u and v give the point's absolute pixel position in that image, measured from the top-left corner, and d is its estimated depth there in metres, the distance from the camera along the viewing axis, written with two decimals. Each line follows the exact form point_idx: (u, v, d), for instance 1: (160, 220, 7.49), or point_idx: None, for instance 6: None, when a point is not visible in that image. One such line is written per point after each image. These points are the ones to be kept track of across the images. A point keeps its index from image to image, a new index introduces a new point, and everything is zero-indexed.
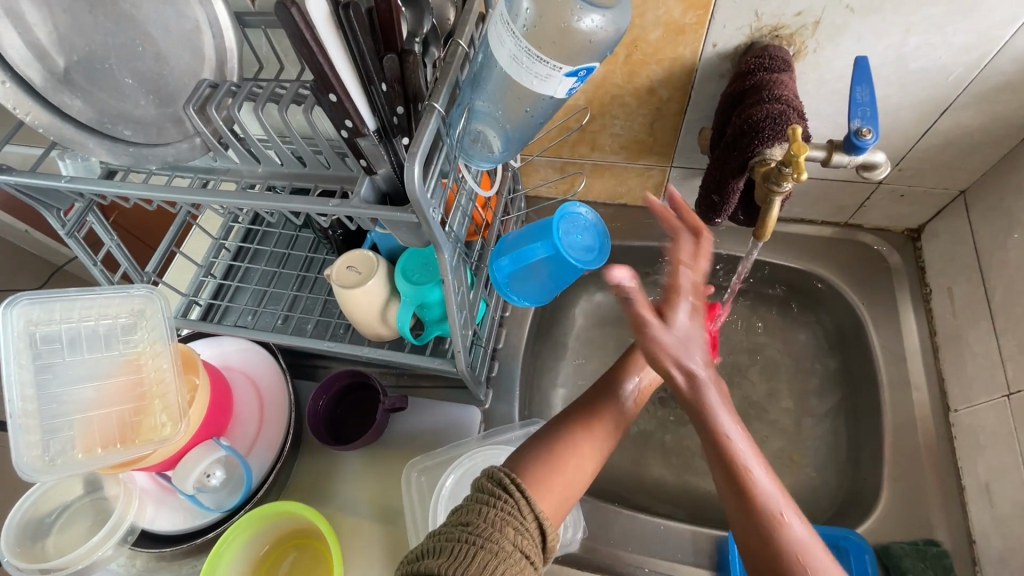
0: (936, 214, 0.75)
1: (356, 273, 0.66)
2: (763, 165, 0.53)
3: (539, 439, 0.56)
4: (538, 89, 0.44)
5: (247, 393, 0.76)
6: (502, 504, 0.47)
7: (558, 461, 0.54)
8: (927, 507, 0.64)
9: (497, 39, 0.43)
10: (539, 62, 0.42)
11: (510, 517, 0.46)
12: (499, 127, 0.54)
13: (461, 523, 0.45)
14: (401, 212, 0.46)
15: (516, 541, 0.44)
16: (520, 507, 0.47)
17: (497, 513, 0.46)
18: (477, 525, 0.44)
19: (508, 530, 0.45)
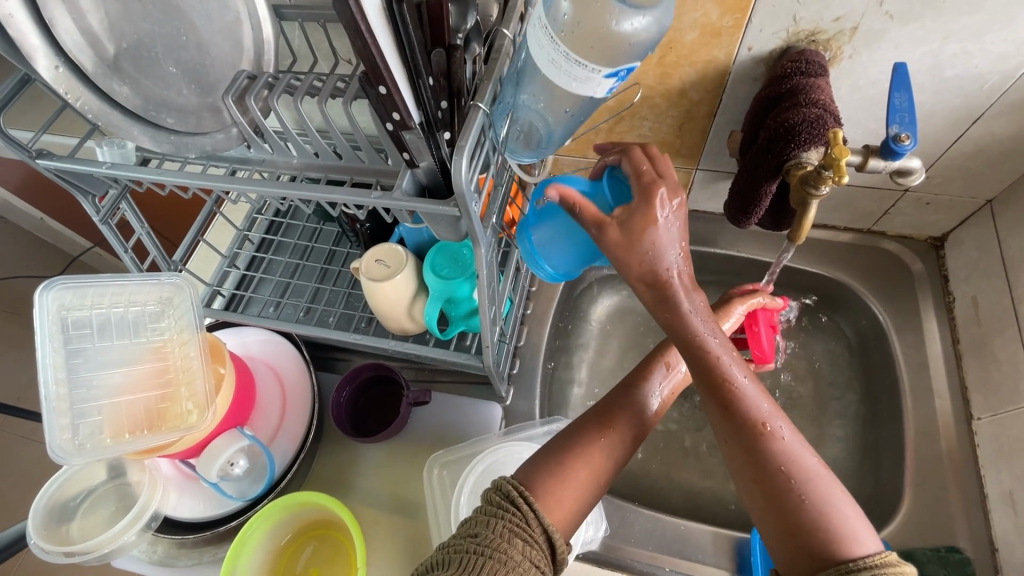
0: (961, 223, 0.75)
1: (385, 267, 0.67)
2: (798, 168, 0.54)
3: (566, 434, 0.57)
4: (576, 90, 0.45)
5: (271, 384, 0.77)
6: (511, 517, 0.47)
7: (586, 458, 0.54)
8: (948, 514, 0.64)
9: (535, 41, 0.44)
10: (578, 66, 0.42)
11: (519, 530, 0.46)
12: (541, 124, 0.55)
13: (470, 535, 0.46)
14: (442, 205, 0.47)
15: (525, 553, 0.45)
16: (528, 519, 0.47)
17: (506, 525, 0.46)
18: (485, 536, 0.45)
19: (517, 541, 0.45)
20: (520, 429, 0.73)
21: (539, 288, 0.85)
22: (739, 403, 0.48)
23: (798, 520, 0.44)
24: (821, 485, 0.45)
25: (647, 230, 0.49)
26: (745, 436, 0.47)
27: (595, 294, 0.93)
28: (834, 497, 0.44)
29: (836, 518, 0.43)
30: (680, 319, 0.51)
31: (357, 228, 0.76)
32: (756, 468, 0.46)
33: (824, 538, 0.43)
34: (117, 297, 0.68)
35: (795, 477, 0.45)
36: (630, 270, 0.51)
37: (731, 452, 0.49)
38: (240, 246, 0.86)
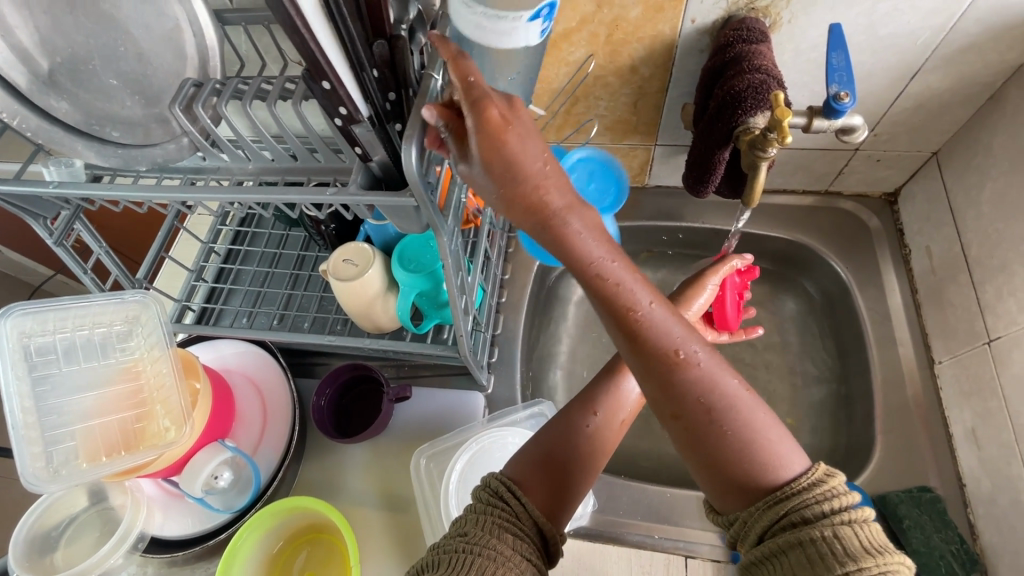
0: (911, 176, 0.78)
1: (353, 265, 0.67)
2: (746, 133, 0.56)
3: (550, 427, 0.56)
4: (508, 44, 0.46)
5: (249, 397, 0.76)
6: (500, 512, 0.46)
7: (570, 448, 0.54)
8: (919, 455, 0.67)
9: (456, 12, 0.45)
10: (499, 21, 0.44)
11: (509, 524, 0.45)
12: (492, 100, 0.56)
13: (459, 534, 0.45)
14: (398, 197, 0.47)
15: (515, 545, 0.44)
16: (518, 513, 0.47)
17: (494, 521, 0.45)
18: (474, 536, 0.44)
19: (505, 535, 0.44)
20: (501, 416, 0.74)
21: (511, 276, 0.86)
22: (652, 335, 0.43)
23: (722, 454, 0.42)
24: (741, 412, 0.42)
25: (507, 153, 0.41)
26: (657, 370, 0.43)
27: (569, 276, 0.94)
28: (759, 423, 0.42)
29: (761, 446, 0.41)
30: (568, 241, 0.43)
31: (321, 230, 0.75)
32: (673, 405, 0.43)
33: (751, 468, 0.41)
34: (80, 320, 0.66)
35: (713, 409, 0.42)
36: (502, 191, 0.42)
37: (648, 394, 0.44)
38: (207, 259, 0.85)
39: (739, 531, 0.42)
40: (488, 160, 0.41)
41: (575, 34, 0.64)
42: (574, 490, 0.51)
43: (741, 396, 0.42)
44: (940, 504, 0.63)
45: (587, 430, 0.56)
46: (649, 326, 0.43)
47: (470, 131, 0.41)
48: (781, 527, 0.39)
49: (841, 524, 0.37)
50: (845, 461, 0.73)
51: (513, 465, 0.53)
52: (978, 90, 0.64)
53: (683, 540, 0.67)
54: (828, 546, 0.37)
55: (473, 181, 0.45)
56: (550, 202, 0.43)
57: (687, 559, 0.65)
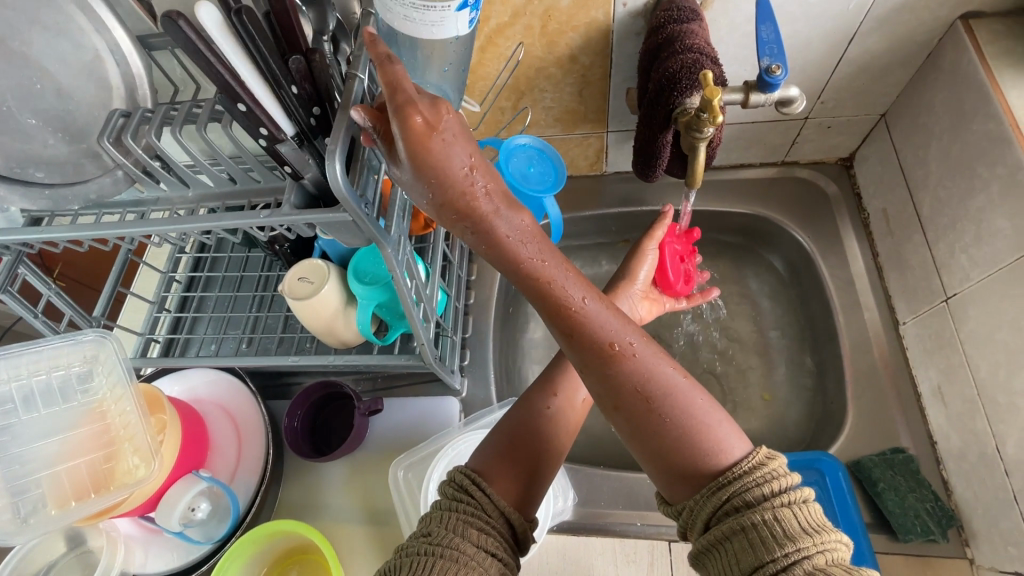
0: (863, 140, 0.78)
1: (309, 283, 0.66)
2: (684, 115, 0.55)
3: (507, 418, 0.57)
4: (440, 35, 0.44)
5: (223, 424, 0.75)
6: (466, 507, 0.46)
7: (533, 431, 0.55)
8: (889, 416, 0.67)
9: (383, 4, 0.43)
10: (428, 11, 0.41)
11: (474, 519, 0.45)
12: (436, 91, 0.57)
13: (424, 534, 0.45)
14: (333, 213, 0.46)
15: (479, 541, 0.44)
16: (484, 506, 0.47)
17: (459, 517, 0.45)
18: (438, 535, 0.44)
19: (470, 531, 0.44)
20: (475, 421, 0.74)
21: (478, 277, 0.86)
22: (592, 332, 0.44)
23: (663, 441, 0.43)
24: (679, 398, 0.43)
25: (433, 162, 0.40)
26: (594, 363, 0.44)
27: None
28: (698, 407, 0.43)
29: (701, 432, 0.42)
30: (498, 244, 0.44)
31: (277, 251, 0.74)
32: (613, 394, 0.44)
33: (691, 455, 0.42)
34: (38, 364, 0.65)
35: (653, 397, 0.43)
36: (432, 199, 0.42)
37: (591, 387, 0.45)
38: (168, 288, 0.83)
39: (687, 520, 0.43)
40: (417, 166, 0.41)
41: (508, 29, 0.63)
42: (537, 472, 0.52)
43: (678, 383, 0.44)
44: (913, 464, 0.63)
45: (547, 411, 0.57)
46: (587, 323, 0.44)
47: (396, 135, 0.40)
48: (724, 513, 0.40)
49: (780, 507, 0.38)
50: (820, 428, 0.74)
51: (477, 455, 0.53)
52: (916, 49, 0.64)
53: (666, 524, 0.67)
54: (768, 529, 0.37)
55: (404, 184, 0.44)
56: (477, 207, 0.43)
57: (670, 543, 0.65)
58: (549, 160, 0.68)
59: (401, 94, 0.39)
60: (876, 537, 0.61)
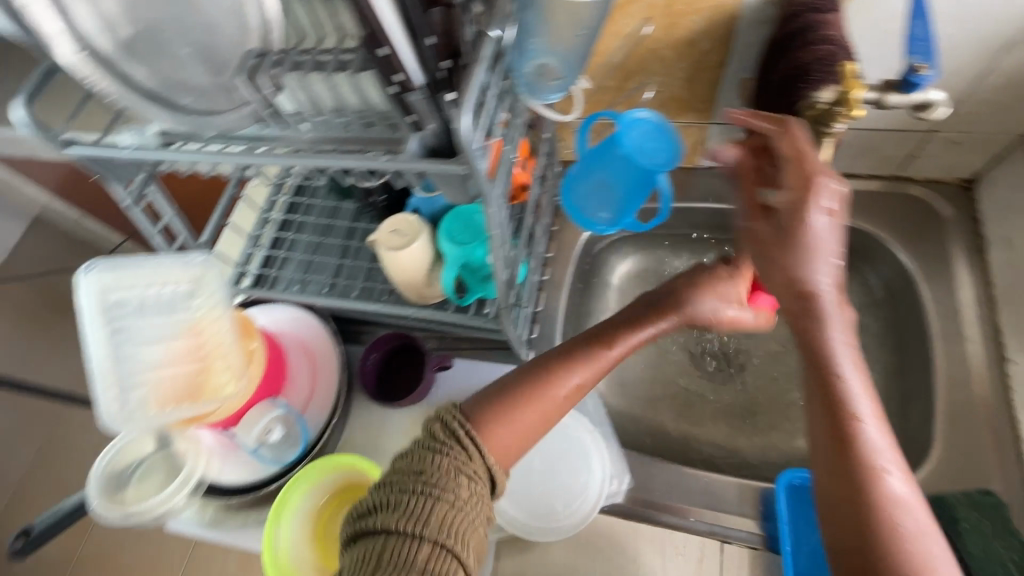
0: (994, 161, 0.72)
1: (401, 236, 0.69)
2: (812, 108, 0.53)
3: (540, 359, 0.59)
4: None
5: (300, 358, 0.80)
6: (451, 452, 0.48)
7: (532, 402, 0.55)
8: (979, 457, 0.63)
9: None
10: None
11: (462, 467, 0.47)
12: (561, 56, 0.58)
13: (413, 472, 0.47)
14: (449, 165, 0.48)
15: (471, 487, 0.46)
16: (473, 454, 0.49)
17: (448, 461, 0.47)
18: (426, 474, 0.46)
19: (459, 477, 0.46)
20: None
21: (555, 254, 0.86)
22: (854, 445, 0.44)
23: (866, 536, 0.41)
24: (900, 506, 0.41)
25: (809, 236, 0.49)
26: (829, 440, 0.45)
27: (612, 256, 0.92)
28: (917, 525, 0.41)
29: (920, 547, 0.40)
30: (821, 340, 0.48)
31: (372, 203, 0.76)
32: (836, 473, 0.43)
33: (898, 563, 0.39)
34: (153, 278, 0.70)
35: (871, 493, 0.42)
36: (801, 281, 0.49)
37: (815, 460, 0.46)
38: (263, 227, 0.88)
39: None
40: (767, 248, 0.52)
41: (631, 5, 0.62)
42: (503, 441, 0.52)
43: (905, 496, 0.41)
44: (1003, 509, 0.59)
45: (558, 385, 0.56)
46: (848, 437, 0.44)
47: (779, 216, 0.51)
48: None
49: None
50: None
51: (475, 400, 0.55)
52: None
53: (720, 526, 0.66)
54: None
55: (768, 271, 0.52)
56: (819, 294, 0.49)
57: (722, 544, 0.64)
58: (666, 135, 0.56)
59: (803, 160, 0.50)
60: None
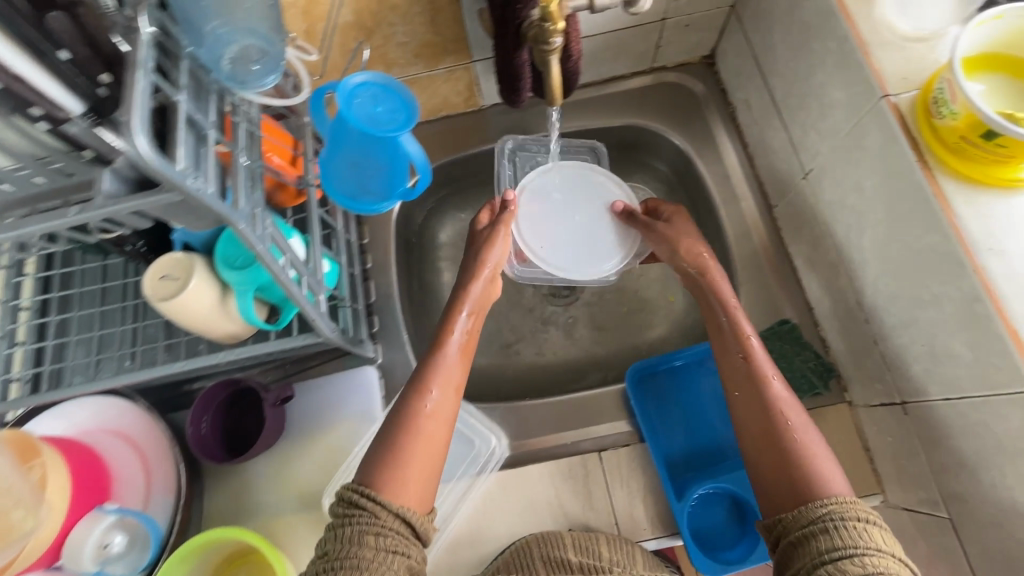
0: (720, 36, 0.78)
1: (173, 280, 0.59)
2: (528, 28, 0.49)
3: None
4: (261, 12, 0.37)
5: (123, 450, 0.68)
6: (359, 519, 0.49)
7: (433, 381, 0.59)
8: (774, 296, 0.73)
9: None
10: None
11: (368, 526, 0.48)
12: (249, 32, 0.47)
13: (321, 556, 0.48)
14: (159, 194, 0.40)
15: (377, 545, 0.47)
16: (377, 514, 0.49)
17: (353, 529, 0.48)
18: (335, 552, 0.47)
19: (367, 539, 0.47)
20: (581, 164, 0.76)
21: (371, 239, 0.81)
22: (763, 383, 0.56)
23: (778, 436, 0.53)
24: (784, 406, 0.54)
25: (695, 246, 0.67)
26: (746, 376, 0.57)
27: (434, 219, 0.90)
28: (799, 428, 0.53)
29: (806, 441, 0.52)
30: (735, 331, 0.60)
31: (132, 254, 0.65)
32: (752, 389, 0.56)
33: (808, 471, 0.50)
34: None
35: (768, 404, 0.55)
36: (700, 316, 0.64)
37: (735, 395, 0.58)
38: (14, 318, 0.72)
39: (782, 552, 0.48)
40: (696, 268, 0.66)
41: None
42: (437, 408, 0.58)
43: (782, 396, 0.55)
44: (796, 330, 0.69)
45: (495, 257, 0.67)
46: (752, 386, 0.57)
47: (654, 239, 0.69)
48: (816, 564, 0.44)
49: (840, 507, 0.46)
50: None
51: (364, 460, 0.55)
52: None
53: (593, 437, 0.71)
54: (788, 524, 0.48)
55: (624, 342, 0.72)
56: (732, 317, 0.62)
57: (600, 454, 0.69)
58: (400, 100, 0.47)
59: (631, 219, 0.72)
60: None
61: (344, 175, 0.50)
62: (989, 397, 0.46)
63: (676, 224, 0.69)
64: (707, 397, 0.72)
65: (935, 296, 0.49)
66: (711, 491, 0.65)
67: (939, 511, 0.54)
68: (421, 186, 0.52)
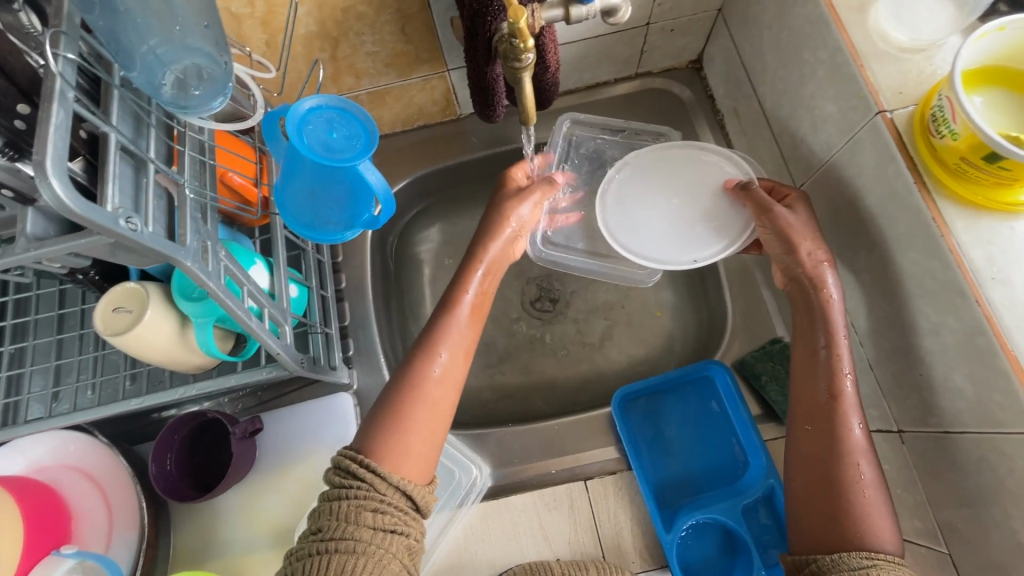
0: (707, 40, 0.75)
1: (127, 313, 0.55)
2: (499, 43, 0.46)
3: None
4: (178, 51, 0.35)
5: (83, 488, 0.64)
6: (357, 492, 0.45)
7: (444, 338, 0.54)
8: (765, 313, 0.70)
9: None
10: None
11: (365, 502, 0.44)
12: (192, 52, 0.43)
13: (315, 532, 0.44)
14: (88, 237, 0.37)
15: (372, 523, 0.43)
16: (375, 487, 0.45)
17: (349, 504, 0.44)
18: (329, 530, 0.44)
19: (363, 516, 0.43)
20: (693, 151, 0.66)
21: (345, 257, 0.77)
22: (839, 420, 0.48)
23: (835, 482, 0.47)
24: (851, 450, 0.47)
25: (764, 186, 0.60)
26: (824, 407, 0.49)
27: (412, 234, 0.86)
28: (864, 480, 0.46)
29: (863, 495, 0.46)
30: (830, 344, 0.51)
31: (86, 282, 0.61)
32: (822, 421, 0.49)
33: (855, 526, 0.45)
34: None
35: (836, 441, 0.48)
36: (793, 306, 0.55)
37: (800, 421, 0.50)
38: None
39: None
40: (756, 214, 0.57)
41: None
42: (445, 371, 0.53)
43: (857, 439, 0.47)
44: (789, 351, 0.66)
45: (520, 215, 0.62)
46: (825, 425, 0.48)
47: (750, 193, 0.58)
48: None
49: (889, 566, 0.42)
50: (709, 335, 0.76)
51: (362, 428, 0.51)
52: None
53: (579, 465, 0.68)
54: (824, 566, 0.43)
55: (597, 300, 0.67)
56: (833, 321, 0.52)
57: (586, 482, 0.66)
58: (356, 123, 0.46)
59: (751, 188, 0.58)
60: (766, 427, 0.66)
61: (300, 204, 0.48)
62: (991, 435, 0.44)
63: (804, 217, 0.54)
64: (695, 419, 0.70)
65: (934, 326, 0.47)
66: (703, 520, 0.62)
67: (937, 545, 0.52)
68: (386, 214, 0.50)
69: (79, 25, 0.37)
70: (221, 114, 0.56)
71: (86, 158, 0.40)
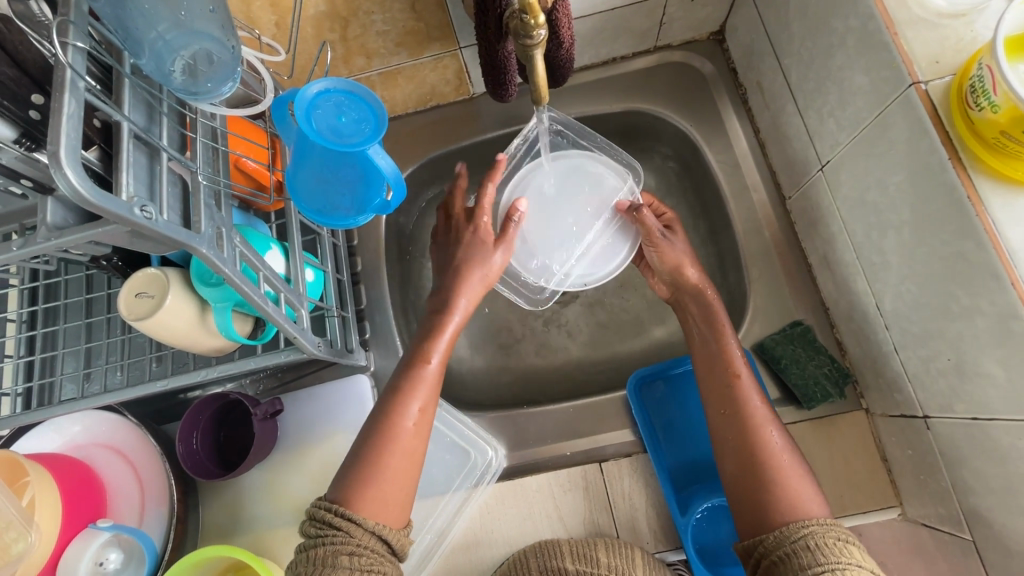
0: (729, 10, 0.72)
1: (149, 298, 0.56)
2: (510, 18, 0.44)
3: None
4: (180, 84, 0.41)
5: (116, 466, 0.67)
6: (334, 539, 0.47)
7: (414, 390, 0.54)
8: (786, 295, 0.68)
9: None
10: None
11: (343, 546, 0.46)
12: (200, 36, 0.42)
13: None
14: (104, 225, 0.37)
15: (352, 564, 0.45)
16: (351, 533, 0.47)
17: (327, 550, 0.46)
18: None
19: (341, 559, 0.45)
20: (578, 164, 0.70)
21: (360, 241, 0.78)
22: (740, 397, 0.54)
23: (755, 453, 0.51)
24: (761, 424, 0.52)
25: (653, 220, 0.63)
26: (728, 389, 0.55)
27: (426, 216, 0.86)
28: (775, 450, 0.51)
29: (779, 460, 0.50)
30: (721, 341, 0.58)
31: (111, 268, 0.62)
32: (727, 403, 0.54)
33: (780, 495, 0.48)
34: None
35: (746, 418, 0.53)
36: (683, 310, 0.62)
37: (711, 405, 0.56)
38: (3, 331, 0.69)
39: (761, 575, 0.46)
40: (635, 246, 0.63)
41: None
42: (420, 418, 0.54)
43: (759, 411, 0.53)
44: (810, 334, 0.65)
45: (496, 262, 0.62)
46: (736, 407, 0.54)
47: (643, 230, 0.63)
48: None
49: (822, 529, 0.45)
50: None
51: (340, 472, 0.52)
52: None
53: (593, 447, 0.68)
54: (769, 546, 0.46)
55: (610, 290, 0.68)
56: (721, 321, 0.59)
57: (601, 464, 0.66)
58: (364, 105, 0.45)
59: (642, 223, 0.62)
60: (785, 410, 0.63)
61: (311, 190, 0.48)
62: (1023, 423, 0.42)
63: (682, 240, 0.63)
64: None
65: (966, 309, 0.45)
66: (720, 504, 0.62)
67: (960, 531, 0.51)
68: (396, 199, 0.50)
69: (86, 14, 0.37)
70: (233, 99, 0.55)
71: (102, 147, 0.41)
